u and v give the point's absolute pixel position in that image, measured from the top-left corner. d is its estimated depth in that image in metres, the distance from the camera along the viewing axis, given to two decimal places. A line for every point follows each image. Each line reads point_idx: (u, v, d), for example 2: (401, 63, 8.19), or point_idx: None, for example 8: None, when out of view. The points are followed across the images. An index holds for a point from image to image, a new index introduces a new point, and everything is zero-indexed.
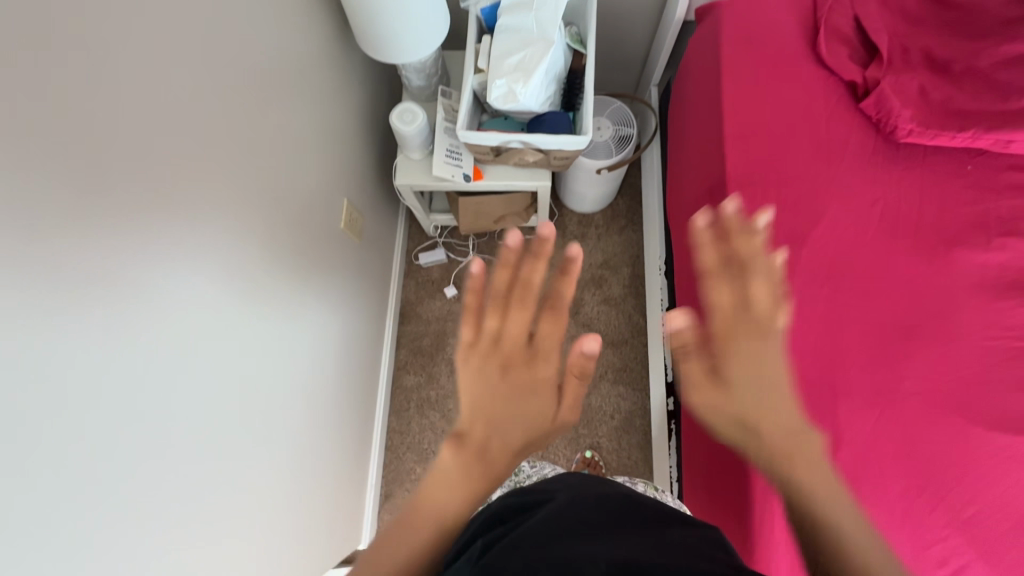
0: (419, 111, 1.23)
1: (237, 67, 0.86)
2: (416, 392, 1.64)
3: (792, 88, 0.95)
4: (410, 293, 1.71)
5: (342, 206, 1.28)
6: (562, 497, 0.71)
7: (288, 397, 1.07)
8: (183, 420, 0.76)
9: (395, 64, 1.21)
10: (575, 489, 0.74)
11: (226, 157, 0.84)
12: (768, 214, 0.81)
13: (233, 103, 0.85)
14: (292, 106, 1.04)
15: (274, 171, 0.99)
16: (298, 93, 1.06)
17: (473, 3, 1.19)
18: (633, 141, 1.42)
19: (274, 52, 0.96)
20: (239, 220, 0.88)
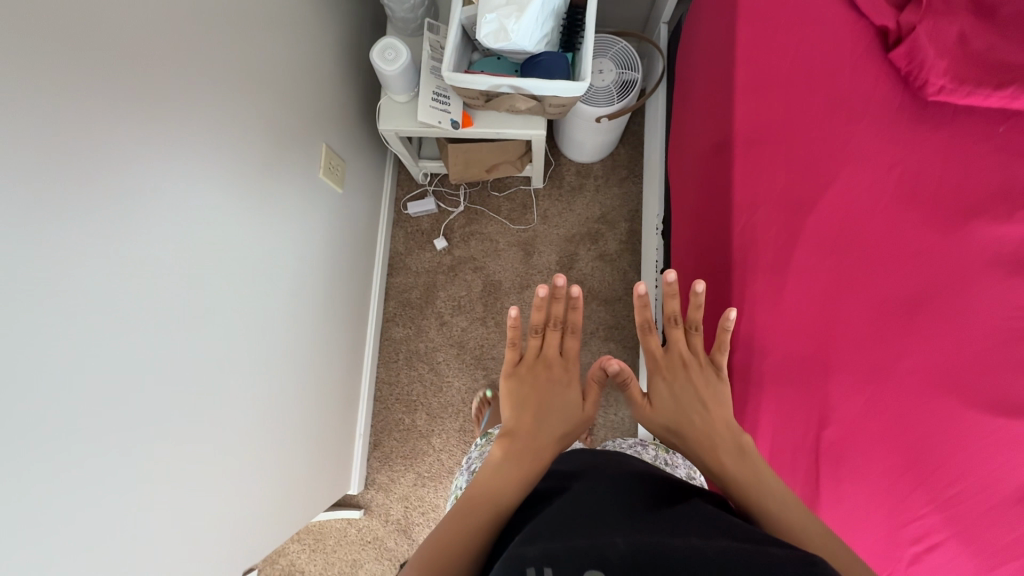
0: (403, 47, 1.11)
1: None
2: (404, 344, 1.62)
3: (816, 32, 0.85)
4: (399, 244, 1.66)
5: (320, 151, 1.19)
6: (576, 489, 0.68)
7: (269, 353, 1.04)
8: (158, 382, 0.73)
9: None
10: (585, 479, 0.71)
11: (186, 94, 0.76)
12: (702, 283, 0.88)
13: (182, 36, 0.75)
14: (259, 36, 0.93)
15: (245, 110, 0.90)
16: (266, 20, 0.95)
17: None
18: (638, 86, 1.31)
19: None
20: (204, 166, 0.81)
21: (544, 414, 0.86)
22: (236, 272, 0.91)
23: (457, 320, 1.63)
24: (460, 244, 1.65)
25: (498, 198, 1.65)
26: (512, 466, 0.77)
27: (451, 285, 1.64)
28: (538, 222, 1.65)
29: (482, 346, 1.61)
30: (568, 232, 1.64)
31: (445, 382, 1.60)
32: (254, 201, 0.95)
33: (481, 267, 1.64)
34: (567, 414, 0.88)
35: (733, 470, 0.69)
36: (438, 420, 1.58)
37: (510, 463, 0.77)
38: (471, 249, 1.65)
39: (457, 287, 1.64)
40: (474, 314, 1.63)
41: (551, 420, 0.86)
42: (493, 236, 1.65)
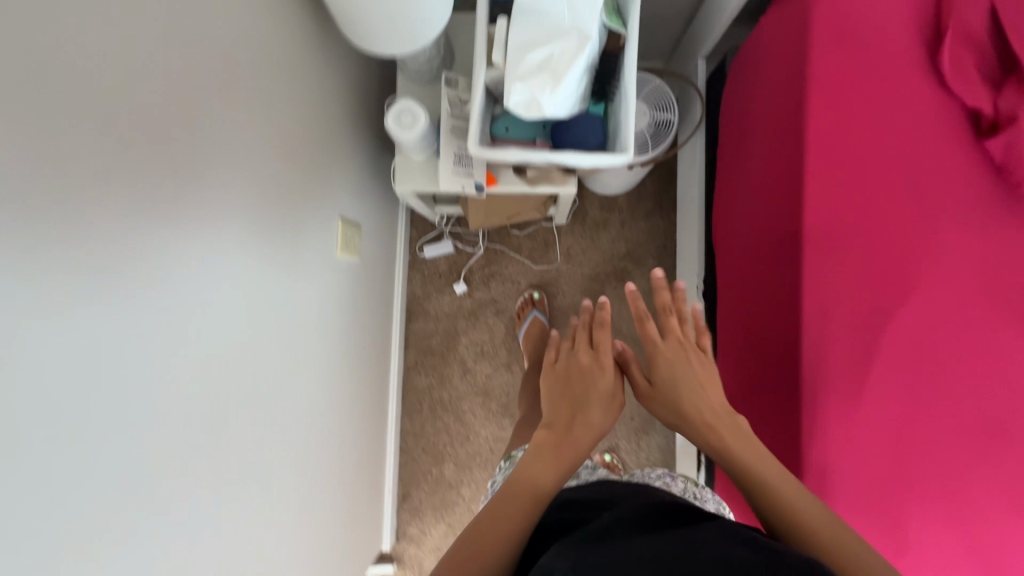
0: (421, 112, 1.00)
1: (224, 107, 0.67)
2: (427, 394, 1.57)
3: (897, 115, 0.75)
4: (416, 288, 1.58)
5: (335, 229, 1.06)
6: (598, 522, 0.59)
7: (315, 448, 1.00)
8: (219, 546, 0.68)
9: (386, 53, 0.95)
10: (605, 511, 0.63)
11: (227, 235, 0.67)
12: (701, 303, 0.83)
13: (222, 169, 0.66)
14: (289, 126, 0.84)
15: (281, 216, 0.82)
16: (292, 106, 0.86)
17: None
18: (672, 128, 1.21)
19: (259, 69, 0.76)
20: (251, 293, 0.74)
21: (578, 407, 0.74)
22: (283, 386, 0.85)
23: (481, 367, 1.57)
24: (481, 287, 1.58)
25: (519, 236, 1.57)
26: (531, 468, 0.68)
27: (473, 330, 1.58)
28: (561, 260, 1.57)
29: (508, 392, 1.57)
30: (593, 270, 1.57)
31: (472, 431, 1.56)
32: (292, 303, 0.88)
33: (503, 310, 1.58)
34: (597, 395, 0.75)
35: (764, 472, 0.64)
36: (467, 470, 1.55)
37: (529, 466, 0.68)
38: (492, 291, 1.58)
39: (479, 332, 1.58)
40: (498, 359, 1.58)
41: (582, 410, 0.74)
42: (514, 276, 1.58)
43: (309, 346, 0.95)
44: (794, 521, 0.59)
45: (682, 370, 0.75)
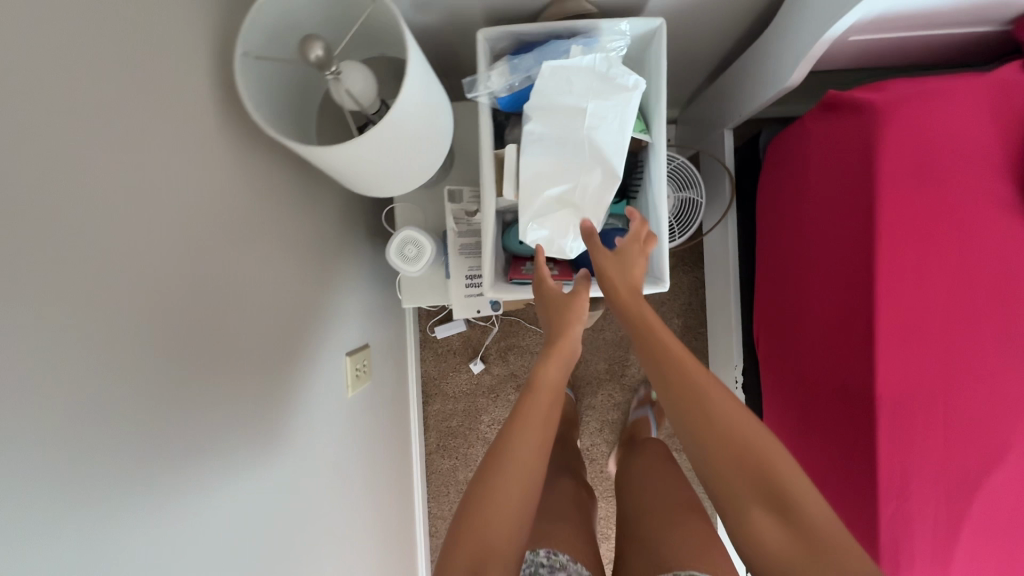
0: (427, 242, 0.90)
1: (197, 363, 0.57)
2: (453, 475, 1.52)
3: (977, 261, 0.65)
4: (431, 369, 1.50)
5: (344, 368, 0.98)
6: None
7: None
8: None
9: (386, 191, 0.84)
10: None
11: (216, 505, 0.59)
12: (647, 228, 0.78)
13: (197, 437, 0.57)
14: (276, 298, 0.75)
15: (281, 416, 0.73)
16: (278, 271, 0.76)
17: (484, 91, 0.79)
18: (699, 209, 1.09)
19: (232, 277, 0.65)
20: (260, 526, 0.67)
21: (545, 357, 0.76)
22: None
23: None
24: (498, 362, 1.50)
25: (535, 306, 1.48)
26: (524, 435, 0.67)
27: (494, 407, 1.51)
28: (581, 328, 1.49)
29: None
30: (617, 336, 1.48)
31: None
32: (307, 482, 0.80)
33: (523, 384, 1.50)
34: (569, 334, 0.80)
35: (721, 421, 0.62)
36: None
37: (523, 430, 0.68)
38: (511, 365, 1.50)
39: (501, 409, 1.51)
40: None
41: (564, 341, 0.78)
42: (533, 349, 1.49)
43: (333, 510, 0.88)
44: (738, 476, 0.60)
45: (629, 273, 0.75)
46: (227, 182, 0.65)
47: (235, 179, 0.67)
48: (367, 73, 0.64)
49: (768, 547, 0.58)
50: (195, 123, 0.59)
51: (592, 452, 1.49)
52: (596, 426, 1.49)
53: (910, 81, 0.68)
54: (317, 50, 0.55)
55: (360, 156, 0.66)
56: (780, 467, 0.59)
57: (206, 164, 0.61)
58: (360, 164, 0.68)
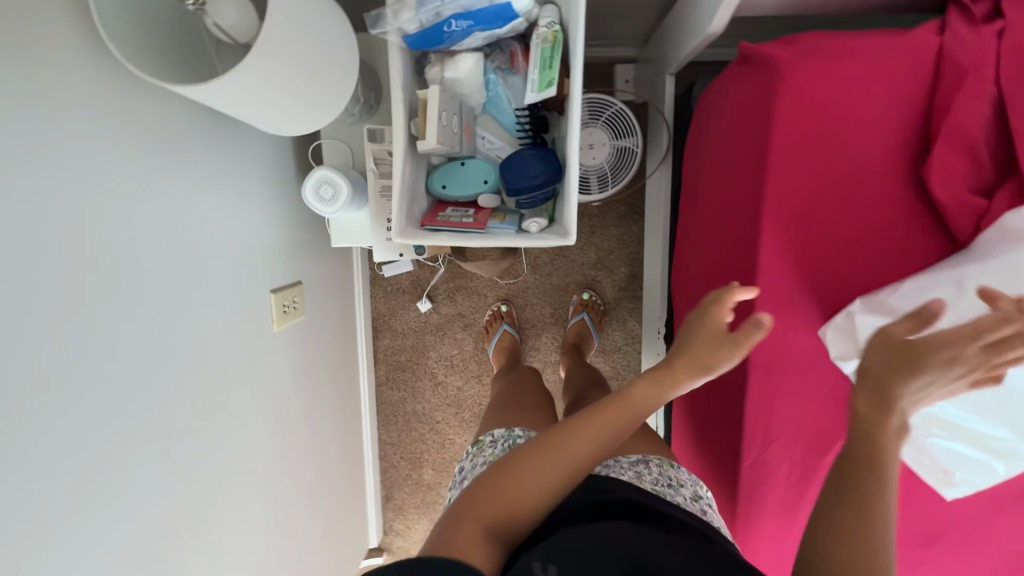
0: (342, 183, 0.89)
1: (72, 306, 0.60)
2: (402, 406, 1.60)
3: (864, 229, 0.65)
4: (380, 306, 1.53)
5: (272, 304, 1.01)
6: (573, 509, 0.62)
7: (280, 511, 1.05)
8: None
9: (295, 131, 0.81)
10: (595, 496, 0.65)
11: (108, 434, 0.64)
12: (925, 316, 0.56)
13: (80, 373, 0.61)
14: (181, 235, 0.77)
15: (182, 352, 0.77)
16: (183, 208, 0.78)
17: (391, 26, 0.74)
18: (635, 159, 1.07)
19: (117, 220, 0.66)
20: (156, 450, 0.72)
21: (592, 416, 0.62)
22: (225, 486, 0.87)
23: (452, 379, 1.58)
24: (446, 303, 1.53)
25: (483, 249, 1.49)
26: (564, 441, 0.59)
27: (442, 344, 1.56)
28: (528, 272, 1.51)
29: (480, 404, 1.58)
30: (563, 281, 1.51)
31: (448, 440, 1.61)
32: (225, 407, 0.87)
33: (470, 324, 1.54)
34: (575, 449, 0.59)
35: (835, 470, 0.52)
36: (445, 473, 1.62)
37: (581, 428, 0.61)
38: (458, 305, 1.53)
39: (448, 346, 1.56)
40: (469, 372, 1.57)
41: (590, 424, 0.61)
42: (480, 290, 1.52)
43: (253, 433, 0.95)
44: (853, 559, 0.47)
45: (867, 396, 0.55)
46: (99, 122, 0.63)
47: (117, 116, 0.66)
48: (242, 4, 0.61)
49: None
50: (57, 56, 0.58)
51: None
52: (538, 365, 1.55)
53: (822, 37, 0.65)
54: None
55: (251, 95, 0.64)
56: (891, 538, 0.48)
57: (75, 100, 0.61)
58: (256, 104, 0.66)
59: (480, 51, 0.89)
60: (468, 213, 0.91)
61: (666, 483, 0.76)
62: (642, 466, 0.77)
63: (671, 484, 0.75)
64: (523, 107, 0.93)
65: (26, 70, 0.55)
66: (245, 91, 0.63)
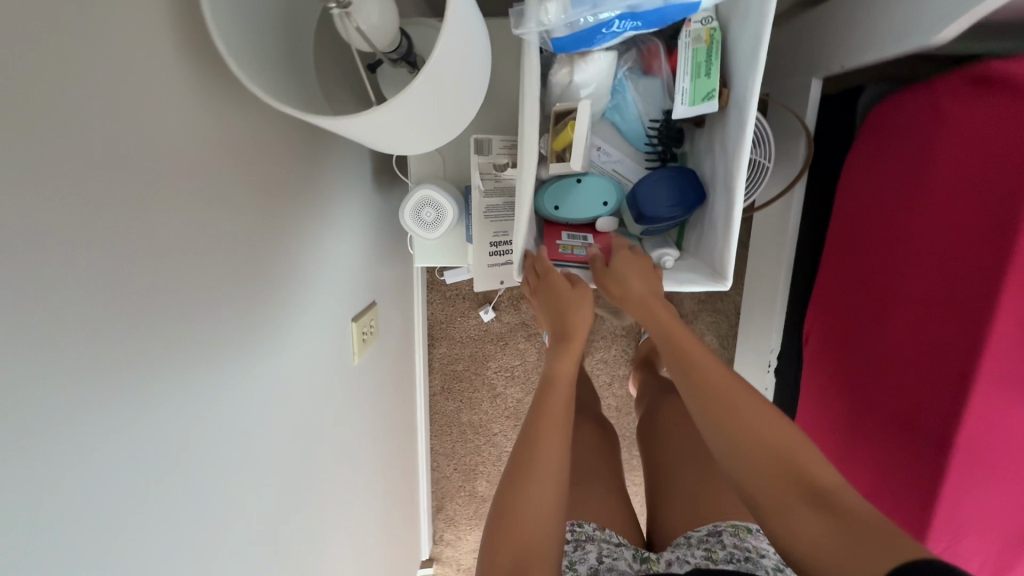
0: (448, 205, 0.76)
1: (173, 384, 0.49)
2: (456, 417, 1.51)
3: None
4: (438, 313, 1.43)
5: (352, 334, 0.89)
6: None
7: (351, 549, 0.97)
8: None
9: (412, 151, 0.65)
10: None
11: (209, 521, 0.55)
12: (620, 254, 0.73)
13: (184, 460, 0.51)
14: (273, 273, 0.65)
15: (272, 407, 0.66)
16: (274, 238, 0.65)
17: (536, 24, 0.60)
18: (763, 174, 0.94)
19: (216, 268, 0.54)
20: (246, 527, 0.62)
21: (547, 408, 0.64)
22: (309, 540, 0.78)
23: (511, 391, 1.48)
24: (509, 311, 1.42)
25: None
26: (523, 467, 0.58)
27: (502, 354, 1.45)
28: None
29: None
30: None
31: (504, 452, 1.52)
32: (309, 454, 0.77)
33: (534, 334, 1.43)
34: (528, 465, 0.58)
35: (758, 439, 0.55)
36: None
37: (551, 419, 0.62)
38: (522, 314, 1.42)
39: (509, 357, 1.45)
40: (529, 384, 1.47)
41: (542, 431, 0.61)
42: None
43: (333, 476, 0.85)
44: (761, 466, 0.54)
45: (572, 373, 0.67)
46: (200, 150, 0.51)
47: (215, 138, 0.53)
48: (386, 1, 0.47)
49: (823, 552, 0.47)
50: (154, 69, 0.45)
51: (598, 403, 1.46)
52: (605, 379, 1.45)
53: None
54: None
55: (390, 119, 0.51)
56: (751, 426, 0.55)
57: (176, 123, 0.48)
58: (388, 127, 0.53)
59: (613, 49, 0.75)
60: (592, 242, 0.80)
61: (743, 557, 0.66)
62: (714, 541, 0.69)
63: (751, 558, 0.66)
64: (656, 117, 0.80)
65: (119, 93, 0.41)
66: (387, 118, 0.51)
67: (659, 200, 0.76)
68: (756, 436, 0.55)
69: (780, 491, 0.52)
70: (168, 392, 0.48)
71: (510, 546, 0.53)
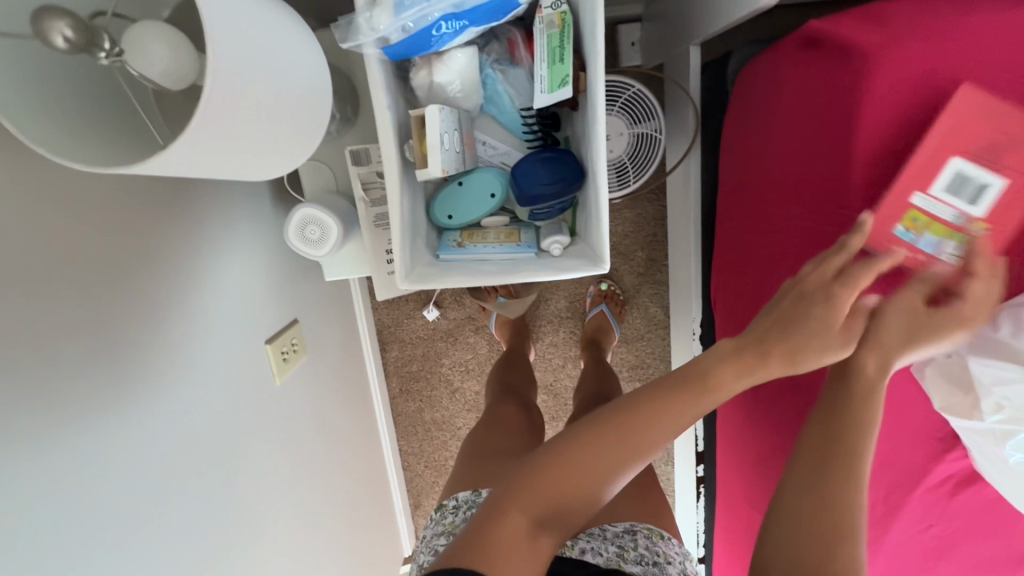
0: (330, 221, 0.76)
1: (26, 442, 0.50)
2: (419, 416, 1.53)
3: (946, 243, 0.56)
4: (385, 317, 1.44)
5: (269, 356, 0.90)
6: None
7: (309, 561, 0.99)
8: None
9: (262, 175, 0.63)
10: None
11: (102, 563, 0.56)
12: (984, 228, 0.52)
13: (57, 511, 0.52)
14: (150, 314, 0.66)
15: (172, 442, 0.68)
16: (150, 275, 0.66)
17: (361, 39, 0.60)
18: (659, 147, 0.93)
19: (67, 321, 0.55)
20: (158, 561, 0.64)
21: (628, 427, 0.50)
22: (251, 556, 0.81)
23: (469, 385, 1.49)
24: (453, 308, 1.43)
25: None
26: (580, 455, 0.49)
27: (454, 350, 1.47)
28: None
29: None
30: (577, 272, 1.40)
31: None
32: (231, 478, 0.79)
33: (482, 327, 1.44)
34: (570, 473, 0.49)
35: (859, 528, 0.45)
36: None
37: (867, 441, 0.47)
38: (467, 308, 1.43)
39: (461, 351, 1.47)
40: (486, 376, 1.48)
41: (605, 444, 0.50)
42: None
43: (273, 491, 0.88)
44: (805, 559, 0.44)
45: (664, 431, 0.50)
46: (23, 211, 0.51)
47: (42, 195, 0.53)
48: (173, 37, 0.47)
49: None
50: None
51: (555, 387, 1.48)
52: (558, 361, 1.46)
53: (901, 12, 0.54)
54: (64, 40, 0.39)
55: (237, 150, 0.52)
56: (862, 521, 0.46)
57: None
58: (249, 156, 0.55)
59: (472, 44, 0.74)
60: (946, 256, 0.53)
61: (653, 559, 0.67)
62: (628, 539, 0.69)
63: (658, 563, 0.67)
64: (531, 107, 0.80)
65: None
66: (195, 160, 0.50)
67: (538, 175, 0.78)
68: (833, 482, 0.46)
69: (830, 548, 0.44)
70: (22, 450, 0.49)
71: (535, 500, 0.48)
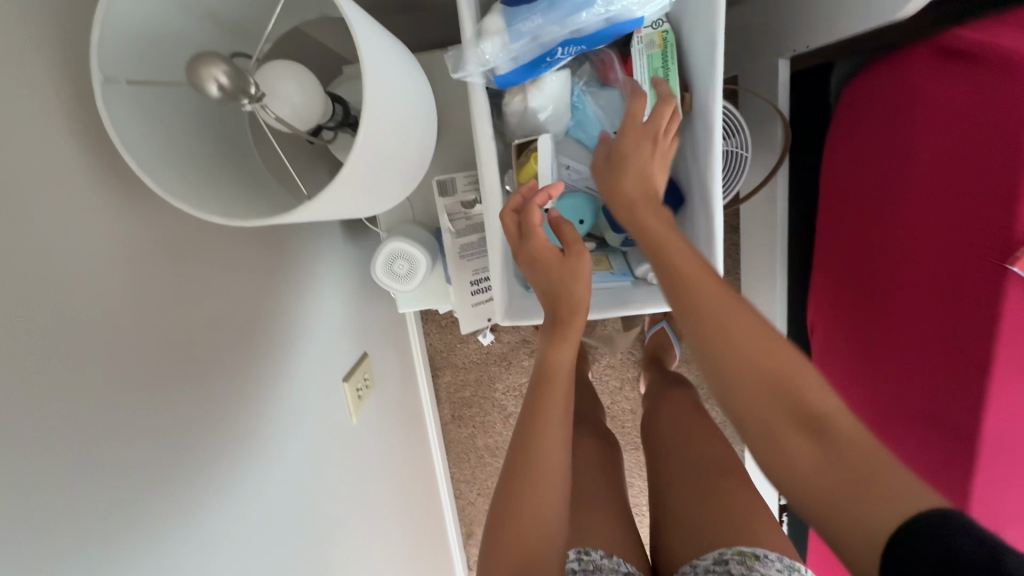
0: (419, 254, 0.73)
1: (136, 512, 0.47)
2: (470, 442, 1.49)
3: None
4: (437, 342, 1.41)
5: (345, 394, 0.86)
6: None
7: None
8: None
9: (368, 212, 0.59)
10: None
11: None
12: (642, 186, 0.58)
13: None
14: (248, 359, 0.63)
15: (263, 496, 0.64)
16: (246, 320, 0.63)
17: (474, 69, 0.57)
18: (744, 166, 0.89)
19: (176, 375, 0.52)
20: None
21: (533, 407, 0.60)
22: None
23: None
24: (508, 331, 1.39)
25: None
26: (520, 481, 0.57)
27: (508, 374, 1.43)
28: None
29: None
30: None
31: None
32: (315, 528, 0.75)
33: (537, 349, 1.40)
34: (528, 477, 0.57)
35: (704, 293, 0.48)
36: None
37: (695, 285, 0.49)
38: (522, 331, 1.39)
39: (516, 376, 1.43)
40: None
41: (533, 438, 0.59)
42: None
43: (350, 536, 0.84)
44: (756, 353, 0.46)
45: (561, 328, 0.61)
46: (141, 264, 0.48)
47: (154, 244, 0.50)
48: (302, 77, 0.44)
49: (811, 486, 0.43)
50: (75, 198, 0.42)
51: (613, 410, 1.43)
52: (616, 383, 1.41)
53: None
54: (215, 86, 0.35)
55: (366, 192, 0.49)
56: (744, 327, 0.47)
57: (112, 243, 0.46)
58: (372, 193, 0.51)
59: (566, 67, 0.71)
60: None
61: None
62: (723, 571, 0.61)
63: None
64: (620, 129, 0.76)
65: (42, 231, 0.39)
66: (328, 209, 0.46)
67: None
68: (738, 346, 0.47)
69: (775, 410, 0.45)
70: (130, 528, 0.46)
71: (517, 545, 0.56)
